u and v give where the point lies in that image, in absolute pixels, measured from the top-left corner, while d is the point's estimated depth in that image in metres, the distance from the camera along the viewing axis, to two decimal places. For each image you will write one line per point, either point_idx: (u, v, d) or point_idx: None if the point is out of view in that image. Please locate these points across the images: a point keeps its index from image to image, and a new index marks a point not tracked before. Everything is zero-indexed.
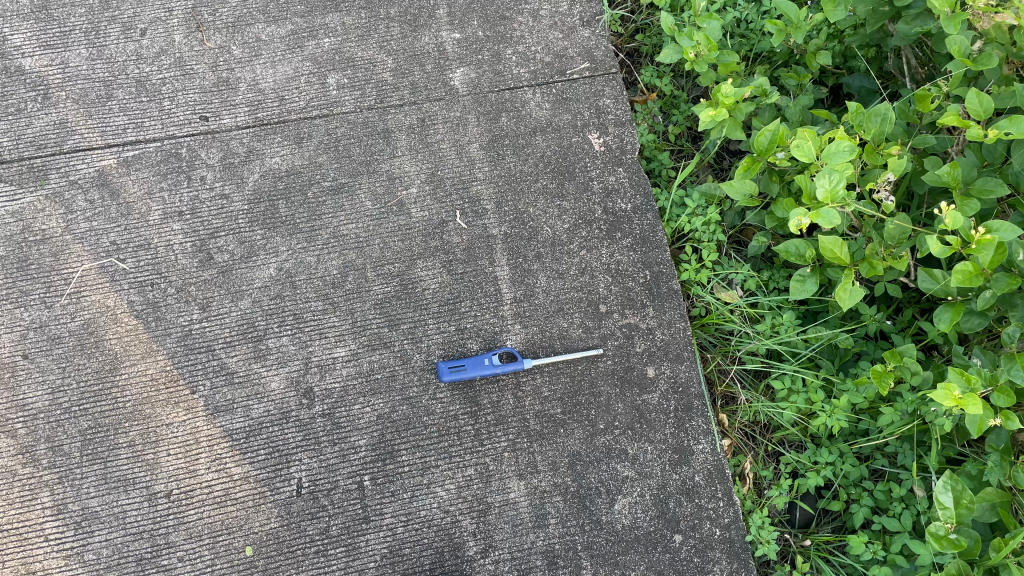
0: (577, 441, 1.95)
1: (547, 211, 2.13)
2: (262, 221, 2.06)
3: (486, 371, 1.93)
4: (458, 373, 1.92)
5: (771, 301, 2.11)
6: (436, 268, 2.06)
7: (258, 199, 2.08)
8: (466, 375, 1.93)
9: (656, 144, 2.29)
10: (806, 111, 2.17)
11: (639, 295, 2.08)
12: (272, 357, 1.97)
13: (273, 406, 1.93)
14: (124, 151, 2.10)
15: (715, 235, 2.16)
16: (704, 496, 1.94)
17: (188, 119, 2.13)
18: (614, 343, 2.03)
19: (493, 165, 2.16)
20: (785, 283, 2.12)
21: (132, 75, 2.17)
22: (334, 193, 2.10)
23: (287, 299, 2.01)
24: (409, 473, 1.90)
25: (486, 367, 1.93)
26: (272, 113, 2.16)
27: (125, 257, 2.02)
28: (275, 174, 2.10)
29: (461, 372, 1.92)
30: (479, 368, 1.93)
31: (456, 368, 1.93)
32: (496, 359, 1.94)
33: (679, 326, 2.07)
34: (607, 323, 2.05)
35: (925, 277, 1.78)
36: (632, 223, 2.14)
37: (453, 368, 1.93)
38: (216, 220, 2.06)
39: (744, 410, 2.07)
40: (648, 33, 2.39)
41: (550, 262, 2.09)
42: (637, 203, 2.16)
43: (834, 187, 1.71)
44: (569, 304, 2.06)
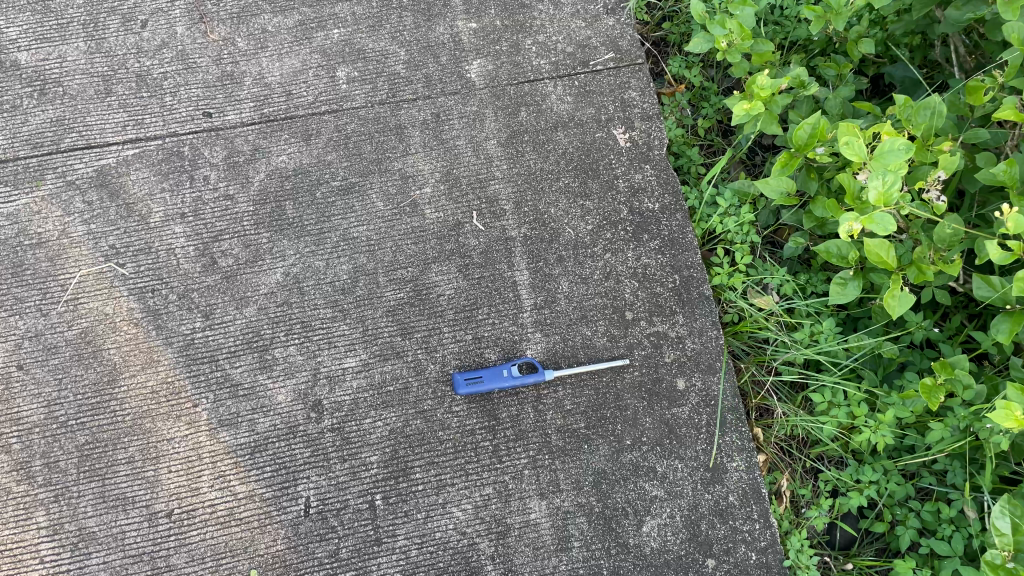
0: (602, 459, 1.83)
1: (569, 211, 2.00)
2: (268, 223, 1.95)
3: (505, 384, 1.83)
4: (470, 387, 1.82)
5: (810, 307, 1.98)
6: (453, 273, 1.95)
7: (264, 200, 1.97)
8: (478, 389, 1.82)
9: (685, 140, 2.16)
10: (847, 103, 2.03)
11: (667, 301, 1.95)
12: (279, 368, 1.86)
13: (280, 420, 1.83)
14: (124, 149, 1.99)
15: (749, 236, 2.03)
16: (738, 517, 1.81)
17: (191, 116, 2.03)
18: (642, 352, 1.91)
19: (512, 162, 2.03)
20: (823, 288, 2.00)
21: (133, 69, 2.06)
22: (344, 193, 1.98)
23: (295, 307, 1.90)
24: (423, 492, 1.79)
25: (500, 380, 1.83)
26: (279, 109, 2.04)
27: (124, 262, 1.91)
28: (282, 173, 1.99)
29: (474, 386, 1.82)
30: (492, 382, 1.83)
31: (469, 381, 1.83)
32: (510, 372, 1.83)
33: (711, 334, 1.94)
34: (633, 331, 1.92)
35: (981, 285, 1.64)
36: (660, 224, 2.01)
37: (467, 381, 1.83)
38: (220, 222, 1.95)
39: (780, 423, 1.94)
40: (676, 20, 2.25)
41: (573, 266, 1.96)
42: (665, 203, 2.03)
43: (887, 189, 1.57)
44: (593, 311, 1.93)
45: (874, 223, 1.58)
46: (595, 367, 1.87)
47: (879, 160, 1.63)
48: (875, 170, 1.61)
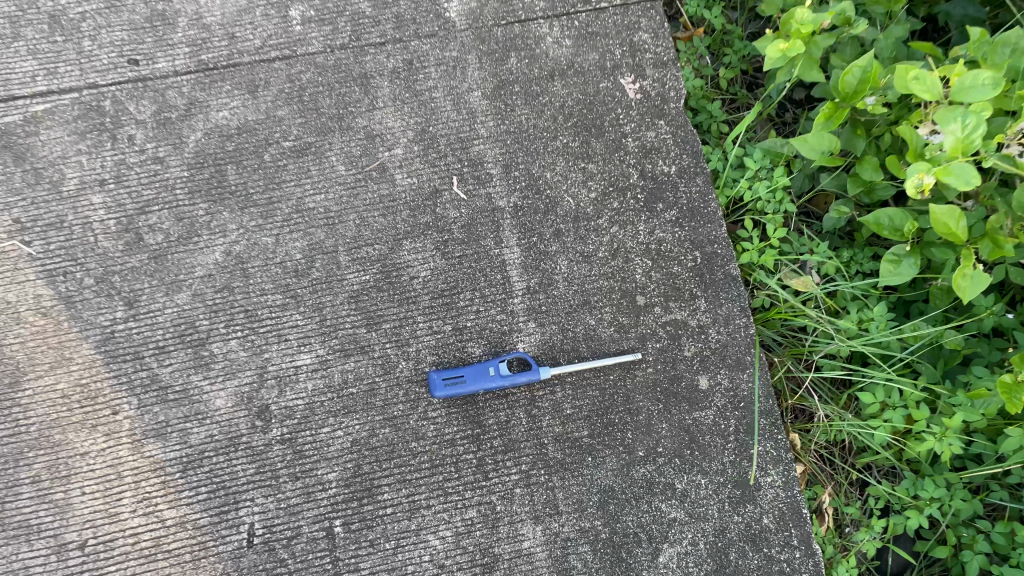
0: (609, 474, 1.51)
1: (569, 176, 1.67)
2: (205, 191, 1.62)
3: (492, 384, 1.51)
4: (448, 389, 1.50)
5: (857, 289, 1.66)
6: (428, 251, 1.62)
7: (201, 163, 1.64)
8: (458, 392, 1.50)
9: (704, 93, 1.83)
10: (900, 46, 1.70)
11: (687, 283, 1.62)
12: (218, 367, 1.54)
13: (218, 430, 1.51)
14: (32, 104, 1.65)
15: (783, 204, 1.69)
16: (775, 544, 1.50)
17: (114, 64, 1.68)
18: (656, 345, 1.58)
19: (499, 118, 1.70)
20: (871, 266, 1.68)
21: (44, 8, 1.71)
22: (297, 155, 1.65)
23: (237, 292, 1.57)
24: (392, 517, 1.48)
25: (484, 381, 1.51)
26: (219, 55, 1.70)
27: (30, 239, 1.58)
28: (222, 132, 1.65)
29: (453, 389, 1.50)
30: (475, 383, 1.51)
31: (447, 382, 1.51)
32: (496, 370, 1.51)
33: (739, 322, 1.61)
34: (646, 319, 1.60)
35: None
36: (677, 190, 1.67)
37: (444, 382, 1.51)
38: (148, 191, 1.62)
39: (821, 428, 1.63)
40: None
41: (572, 242, 1.64)
42: (684, 165, 1.69)
43: (969, 135, 1.25)
44: (597, 296, 1.61)
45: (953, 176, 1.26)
46: (600, 362, 1.54)
47: (958, 100, 1.31)
48: (955, 112, 1.28)
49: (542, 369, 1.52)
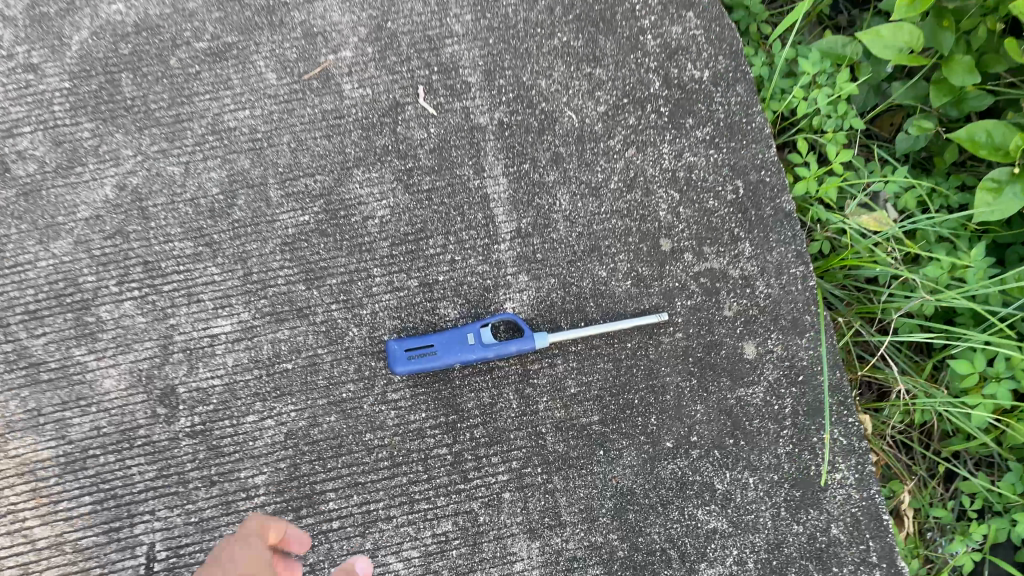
0: (627, 473, 1.15)
1: (569, 85, 1.28)
2: (91, 106, 1.24)
3: (472, 356, 1.14)
4: (411, 363, 1.13)
5: (944, 228, 1.28)
6: (387, 183, 1.23)
7: (88, 71, 1.25)
8: (423, 367, 1.13)
9: None
10: None
11: (726, 222, 1.24)
12: (108, 337, 1.16)
13: (107, 420, 1.13)
14: None
15: (848, 120, 1.31)
16: (847, 562, 1.13)
17: None
18: (687, 303, 1.21)
19: (479, 10, 1.30)
20: (961, 198, 1.30)
21: None
22: (214, 60, 1.26)
23: (134, 239, 1.20)
24: (339, 534, 1.11)
25: (459, 352, 1.13)
26: None
27: None
28: (115, 30, 1.26)
29: (416, 363, 1.13)
30: (446, 355, 1.13)
31: (408, 353, 1.13)
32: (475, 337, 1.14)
33: (796, 272, 1.22)
34: (672, 270, 1.22)
35: None
36: (711, 101, 1.28)
37: (404, 353, 1.13)
38: (16, 107, 1.23)
39: (898, 409, 1.26)
40: None
41: (576, 170, 1.25)
42: (720, 69, 1.30)
43: None
44: (608, 240, 1.23)
45: None
46: (613, 326, 1.16)
47: None
48: None
49: (536, 336, 1.14)
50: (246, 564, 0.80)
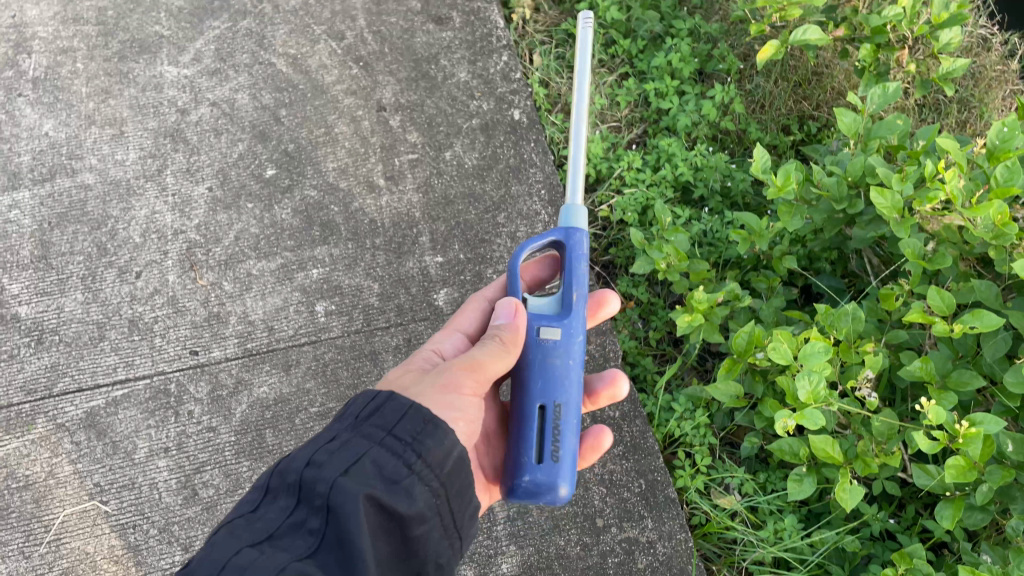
0: None
1: None
2: (248, 451, 2.06)
3: (574, 276, 1.64)
4: (568, 482, 1.52)
5: (772, 504, 2.05)
6: None
7: (246, 429, 2.09)
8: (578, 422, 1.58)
9: (638, 349, 2.33)
10: (779, 311, 2.23)
11: (635, 506, 2.04)
12: None
13: None
14: (113, 390, 2.13)
15: (706, 437, 2.14)
16: None
17: (178, 355, 2.18)
18: (615, 560, 1.98)
19: None
20: (782, 484, 2.08)
21: (126, 315, 2.23)
22: (321, 417, 2.11)
23: None
24: None
25: (567, 329, 1.61)
26: (262, 343, 2.20)
27: (107, 499, 2.00)
28: (263, 403, 2.12)
29: (535, 433, 1.54)
30: (543, 351, 1.60)
31: (544, 487, 1.50)
32: (546, 312, 1.65)
33: (680, 537, 2.01)
34: (605, 538, 2.00)
35: (920, 473, 1.72)
36: (621, 430, 2.13)
37: (546, 482, 1.50)
38: (203, 453, 2.06)
39: None
40: (621, 246, 2.49)
41: None
42: (625, 410, 2.16)
43: (814, 388, 1.77)
44: (565, 520, 2.01)
45: (807, 419, 1.75)
46: (575, 168, 1.78)
47: (805, 361, 1.83)
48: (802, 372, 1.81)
49: (565, 225, 1.68)
50: (413, 366, 1.73)
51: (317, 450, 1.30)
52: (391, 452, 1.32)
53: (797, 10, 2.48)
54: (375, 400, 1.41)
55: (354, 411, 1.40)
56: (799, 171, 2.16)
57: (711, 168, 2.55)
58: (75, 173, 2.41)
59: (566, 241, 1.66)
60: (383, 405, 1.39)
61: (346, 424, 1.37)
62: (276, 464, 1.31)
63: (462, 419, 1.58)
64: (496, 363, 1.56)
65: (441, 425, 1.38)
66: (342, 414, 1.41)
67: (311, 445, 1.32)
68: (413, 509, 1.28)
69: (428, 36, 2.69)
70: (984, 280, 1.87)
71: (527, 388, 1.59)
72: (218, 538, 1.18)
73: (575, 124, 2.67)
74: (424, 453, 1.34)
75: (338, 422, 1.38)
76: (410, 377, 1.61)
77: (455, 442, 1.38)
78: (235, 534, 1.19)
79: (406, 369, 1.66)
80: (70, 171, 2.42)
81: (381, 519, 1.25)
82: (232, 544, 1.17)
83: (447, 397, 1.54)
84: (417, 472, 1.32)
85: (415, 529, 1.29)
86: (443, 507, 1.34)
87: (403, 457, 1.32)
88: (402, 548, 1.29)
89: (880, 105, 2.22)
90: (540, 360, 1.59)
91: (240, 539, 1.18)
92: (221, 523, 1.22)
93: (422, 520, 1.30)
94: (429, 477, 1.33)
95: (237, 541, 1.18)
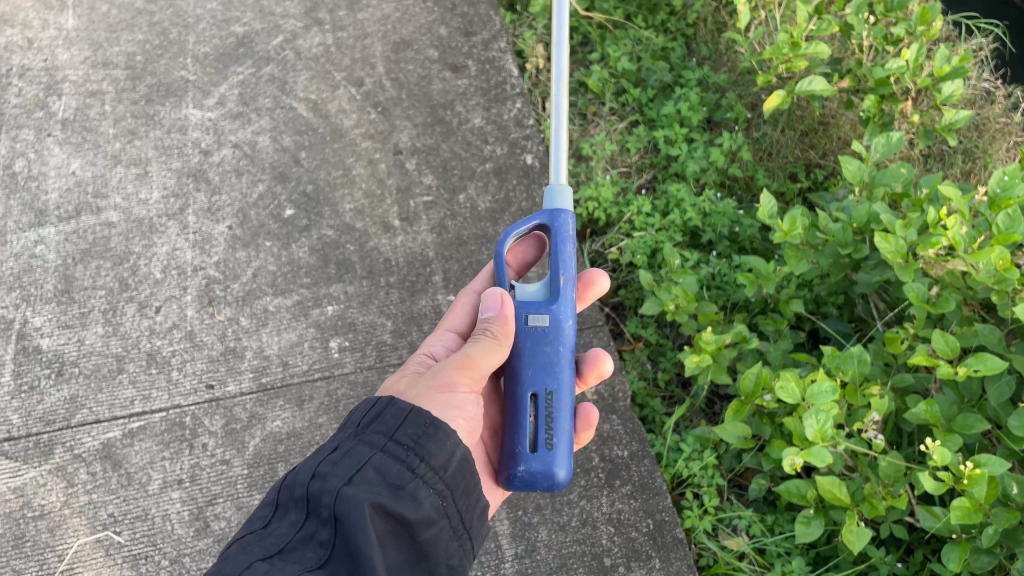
0: None
1: None
2: (260, 485, 2.09)
3: (561, 257, 1.70)
4: (564, 466, 1.60)
5: (780, 547, 2.06)
6: None
7: (258, 462, 2.12)
8: (572, 406, 1.65)
9: (647, 390, 2.36)
10: (787, 354, 2.26)
11: (643, 545, 2.05)
12: None
13: None
14: (130, 422, 2.17)
15: (714, 478, 2.16)
16: None
17: (194, 388, 2.22)
18: None
19: None
20: (790, 527, 2.09)
21: (144, 349, 2.28)
22: None
23: None
24: None
25: (556, 313, 1.67)
26: (276, 378, 2.25)
27: (121, 529, 2.04)
28: (275, 437, 2.15)
29: (529, 424, 1.61)
30: (533, 337, 1.66)
31: (540, 474, 1.58)
32: (535, 298, 1.70)
33: None
34: None
35: (926, 514, 1.73)
36: (630, 469, 2.15)
37: (543, 468, 1.58)
38: (215, 485, 2.09)
39: None
40: (630, 288, 2.54)
41: (550, 514, 2.07)
42: (633, 449, 2.18)
43: (822, 427, 1.80)
44: (572, 559, 2.02)
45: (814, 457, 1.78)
46: (557, 145, 1.83)
47: (812, 400, 1.86)
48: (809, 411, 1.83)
49: (549, 207, 1.74)
50: (407, 370, 1.78)
51: (322, 461, 1.35)
52: (394, 457, 1.36)
53: (803, 62, 2.55)
54: (375, 406, 1.45)
55: (357, 420, 1.44)
56: (805, 216, 2.22)
57: (719, 213, 2.60)
58: (100, 211, 2.49)
59: (551, 224, 1.73)
60: (383, 411, 1.44)
61: (348, 434, 1.42)
62: (283, 479, 1.36)
63: (462, 417, 1.61)
64: (490, 357, 1.61)
65: (442, 427, 1.42)
66: (344, 425, 1.46)
67: (317, 457, 1.36)
68: (420, 513, 1.31)
69: (444, 84, 2.78)
70: (986, 324, 1.91)
71: (519, 377, 1.65)
72: (229, 555, 1.22)
73: (586, 170, 2.74)
74: (426, 457, 1.38)
75: (340, 434, 1.43)
76: (406, 382, 1.66)
77: (456, 443, 1.42)
78: (247, 550, 1.24)
79: (400, 375, 1.71)
80: (95, 209, 2.49)
81: (389, 525, 1.28)
82: (245, 559, 1.21)
83: (444, 397, 1.59)
84: (421, 475, 1.35)
85: (424, 532, 1.32)
86: (449, 508, 1.38)
87: (406, 462, 1.36)
88: (414, 553, 1.31)
89: (884, 153, 2.28)
90: (530, 349, 1.65)
91: (250, 554, 1.22)
92: (233, 541, 1.27)
93: (429, 523, 1.33)
94: (434, 480, 1.37)
95: (248, 556, 1.22)
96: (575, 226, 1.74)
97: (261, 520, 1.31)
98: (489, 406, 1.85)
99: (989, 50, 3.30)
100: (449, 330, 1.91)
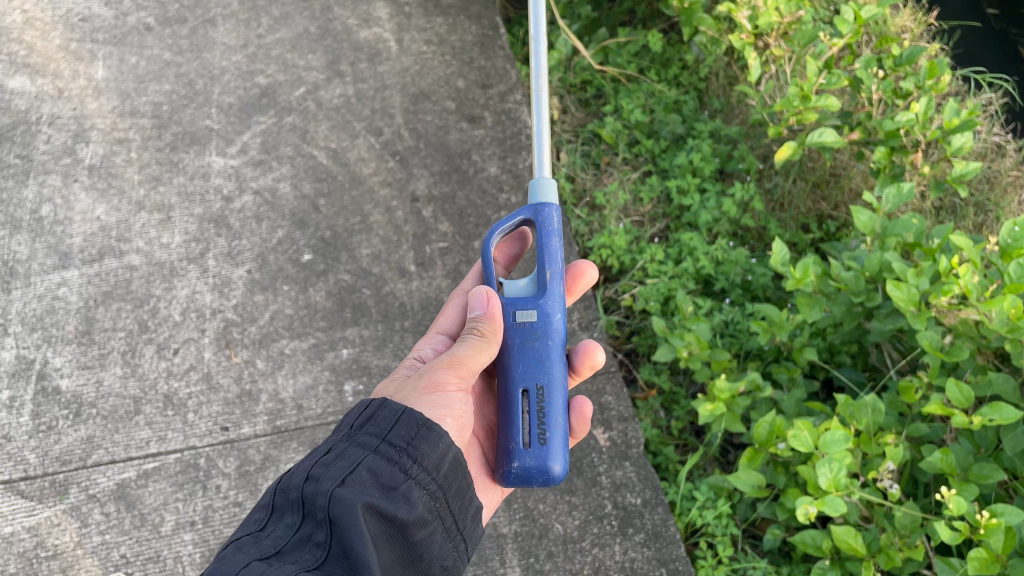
0: None
1: (557, 506, 2.13)
2: None
3: (546, 251, 1.74)
4: (560, 461, 1.63)
5: None
6: None
7: None
8: (562, 400, 1.69)
9: (660, 438, 2.36)
10: (800, 402, 2.25)
11: None
12: None
13: None
14: (145, 463, 2.19)
15: (729, 527, 2.14)
16: None
17: (209, 430, 2.24)
18: None
19: None
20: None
21: (161, 390, 2.31)
22: None
23: None
24: None
25: (544, 308, 1.72)
26: (290, 420, 2.27)
27: (133, 570, 2.06)
28: None
29: (523, 420, 1.65)
30: (522, 333, 1.71)
31: (535, 470, 1.61)
32: (523, 294, 1.75)
33: None
34: None
35: (944, 565, 1.71)
36: (643, 517, 2.13)
37: (538, 464, 1.61)
38: (228, 528, 2.11)
39: None
40: (643, 334, 2.55)
41: (562, 561, 2.06)
42: (646, 497, 2.16)
43: (835, 476, 1.79)
44: None
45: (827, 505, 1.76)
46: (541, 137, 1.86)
47: (824, 447, 1.85)
48: (822, 459, 1.82)
49: (534, 202, 1.78)
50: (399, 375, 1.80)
51: (317, 464, 1.36)
52: (386, 459, 1.39)
53: (813, 114, 2.60)
54: (366, 410, 1.49)
55: (350, 424, 1.47)
56: (817, 265, 2.23)
57: (731, 262, 2.63)
58: (123, 254, 2.54)
59: (537, 218, 1.76)
60: (376, 415, 1.47)
61: (341, 438, 1.44)
62: (278, 484, 1.37)
63: (451, 415, 1.60)
64: (479, 355, 1.64)
65: (434, 427, 1.45)
66: (336, 431, 1.48)
67: (312, 461, 1.38)
68: (413, 514, 1.33)
69: (461, 134, 2.85)
70: (1001, 373, 1.91)
71: (510, 373, 1.69)
72: (225, 556, 1.22)
73: (599, 218, 2.78)
74: (419, 458, 1.41)
75: (334, 438, 1.45)
76: (397, 385, 1.68)
77: (449, 444, 1.45)
78: (245, 552, 1.24)
79: (391, 379, 1.73)
80: (118, 253, 2.55)
81: (384, 525, 1.28)
82: (242, 559, 1.21)
83: (434, 396, 1.59)
84: (413, 476, 1.38)
85: (418, 533, 1.33)
86: (443, 510, 1.40)
87: (399, 464, 1.39)
88: (411, 554, 1.31)
89: (895, 204, 2.30)
90: (520, 345, 1.70)
91: (246, 556, 1.22)
92: (230, 544, 1.27)
93: (423, 524, 1.34)
94: (426, 481, 1.39)
95: (245, 556, 1.22)
96: (560, 220, 1.77)
97: (259, 524, 1.32)
98: (483, 409, 1.89)
99: (999, 105, 3.35)
100: (439, 334, 1.95)
